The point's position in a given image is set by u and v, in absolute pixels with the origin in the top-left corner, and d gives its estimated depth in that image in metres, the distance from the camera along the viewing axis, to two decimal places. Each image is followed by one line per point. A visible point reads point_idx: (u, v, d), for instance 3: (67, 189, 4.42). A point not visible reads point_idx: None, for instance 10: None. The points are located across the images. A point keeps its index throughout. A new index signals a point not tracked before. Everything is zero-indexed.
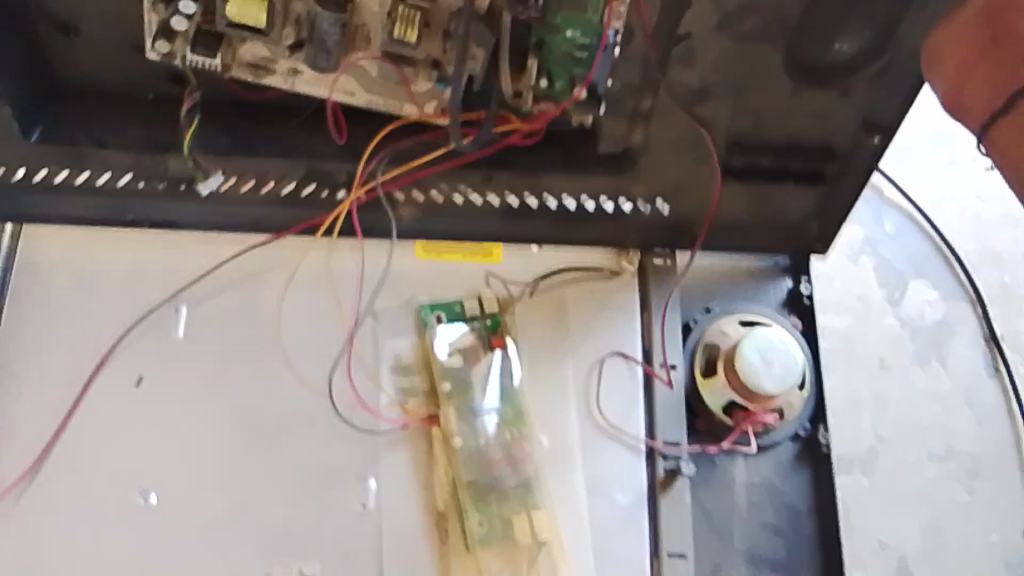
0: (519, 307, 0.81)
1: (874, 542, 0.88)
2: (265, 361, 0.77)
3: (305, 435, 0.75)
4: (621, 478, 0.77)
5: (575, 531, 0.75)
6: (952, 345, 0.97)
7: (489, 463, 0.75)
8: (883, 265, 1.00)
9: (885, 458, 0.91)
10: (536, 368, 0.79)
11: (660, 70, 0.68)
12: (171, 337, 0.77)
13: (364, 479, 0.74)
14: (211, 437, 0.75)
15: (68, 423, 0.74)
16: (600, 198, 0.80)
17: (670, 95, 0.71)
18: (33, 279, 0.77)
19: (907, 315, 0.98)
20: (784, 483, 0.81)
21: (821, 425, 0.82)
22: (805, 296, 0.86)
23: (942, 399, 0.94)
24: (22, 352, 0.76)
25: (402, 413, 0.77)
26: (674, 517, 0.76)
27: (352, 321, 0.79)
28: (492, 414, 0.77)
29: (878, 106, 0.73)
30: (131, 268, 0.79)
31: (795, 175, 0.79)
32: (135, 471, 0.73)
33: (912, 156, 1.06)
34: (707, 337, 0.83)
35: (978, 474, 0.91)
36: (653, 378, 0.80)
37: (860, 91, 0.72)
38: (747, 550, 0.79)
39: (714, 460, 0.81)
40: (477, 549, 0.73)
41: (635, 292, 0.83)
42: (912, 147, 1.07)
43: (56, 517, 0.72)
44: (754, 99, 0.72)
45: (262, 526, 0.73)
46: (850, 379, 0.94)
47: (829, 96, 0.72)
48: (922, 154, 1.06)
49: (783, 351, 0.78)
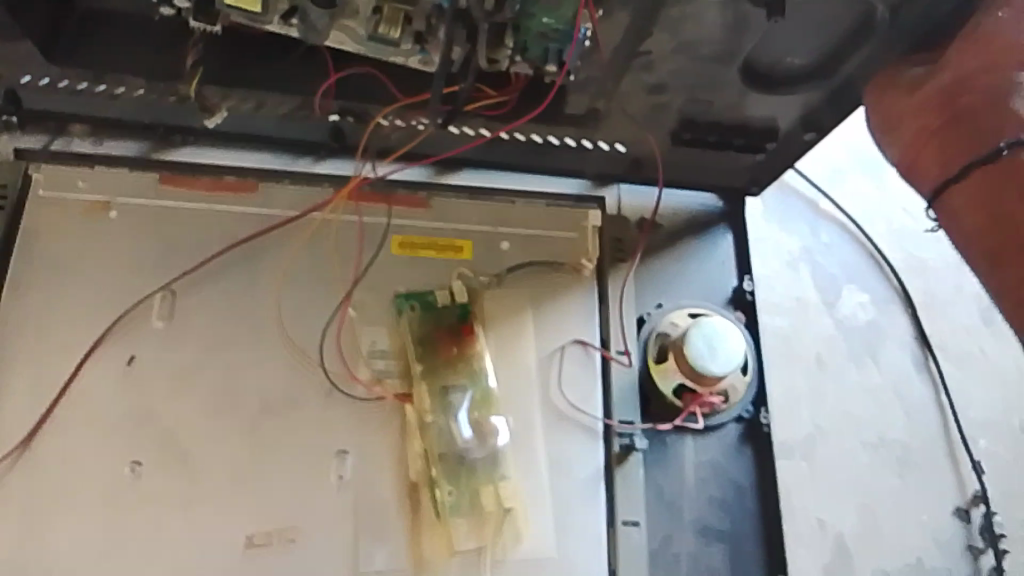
0: (487, 297, 0.88)
1: (813, 519, 0.95)
2: (249, 344, 0.82)
3: (286, 412, 0.81)
4: (580, 458, 0.83)
5: (536, 502, 0.81)
6: (885, 344, 1.05)
7: (458, 438, 0.81)
8: (818, 272, 1.08)
9: (823, 444, 0.99)
10: (501, 355, 0.86)
11: (622, 70, 0.76)
12: (155, 324, 0.82)
13: (341, 453, 0.80)
14: (198, 413, 0.79)
15: (63, 398, 0.78)
16: (564, 137, 0.89)
17: (633, 87, 0.79)
18: (31, 264, 0.82)
19: (841, 316, 1.06)
20: (728, 461, 0.88)
21: (762, 408, 0.89)
22: (748, 292, 0.94)
23: (874, 391, 1.02)
24: (19, 333, 0.80)
25: (378, 392, 0.82)
26: (628, 487, 0.84)
27: (331, 306, 0.85)
28: (460, 394, 0.83)
29: (812, 112, 0.83)
30: (124, 256, 0.84)
31: (737, 146, 0.90)
32: (126, 443, 0.78)
33: (843, 177, 1.14)
34: (659, 329, 0.90)
35: (909, 461, 0.99)
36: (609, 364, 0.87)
37: (800, 97, 0.80)
38: (695, 522, 0.86)
39: (666, 440, 0.88)
40: (446, 517, 0.79)
41: (591, 286, 0.90)
42: (842, 170, 1.14)
43: (49, 487, 0.76)
44: (705, 97, 0.81)
45: (245, 495, 0.78)
46: (788, 373, 1.02)
47: (774, 100, 0.81)
48: (853, 177, 1.14)
49: (728, 337, 0.85)
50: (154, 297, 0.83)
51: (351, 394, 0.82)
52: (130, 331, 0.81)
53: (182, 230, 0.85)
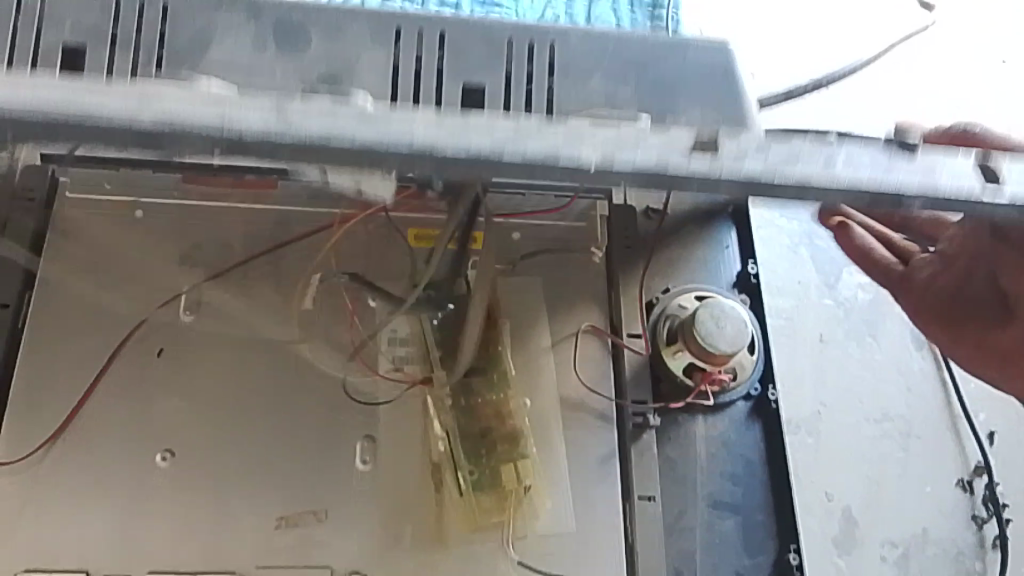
0: (502, 285, 0.91)
1: (821, 492, 0.98)
2: (274, 337, 0.85)
3: (311, 400, 0.84)
4: (595, 439, 0.86)
5: (554, 480, 0.84)
6: (886, 322, 1.08)
7: (477, 419, 0.83)
8: (818, 255, 1.11)
9: (827, 420, 1.02)
10: (517, 338, 0.89)
11: None
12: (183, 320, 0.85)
13: (364, 437, 0.83)
14: (227, 402, 0.82)
15: (95, 388, 0.81)
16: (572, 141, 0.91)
17: None
18: (61, 262, 0.85)
19: (843, 296, 1.09)
20: (737, 437, 0.91)
21: (769, 385, 0.93)
22: (752, 275, 0.97)
23: (876, 368, 1.05)
24: (53, 328, 0.83)
25: (399, 376, 0.86)
26: (643, 463, 0.87)
27: (351, 295, 0.88)
28: (478, 376, 0.85)
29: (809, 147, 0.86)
30: (151, 251, 0.87)
31: None
32: (158, 431, 0.81)
33: None
34: (668, 311, 0.93)
35: (911, 433, 1.02)
36: (621, 348, 0.90)
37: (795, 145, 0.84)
38: (707, 496, 0.89)
39: (677, 418, 0.91)
40: (468, 493, 0.81)
41: (601, 272, 0.93)
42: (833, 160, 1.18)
43: (84, 474, 0.79)
44: None
45: (274, 478, 0.80)
46: (791, 353, 1.05)
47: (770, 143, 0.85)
48: None
49: (735, 316, 0.89)
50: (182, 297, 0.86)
51: (372, 380, 0.85)
52: (158, 325, 0.84)
53: (206, 228, 0.89)
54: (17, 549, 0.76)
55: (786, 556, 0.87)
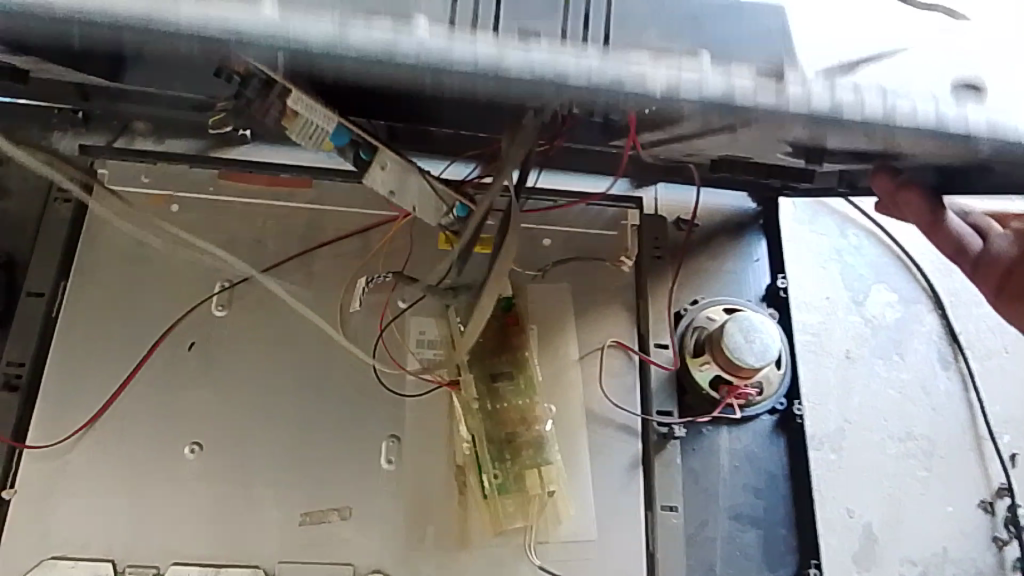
0: (531, 290, 0.91)
1: (843, 510, 0.98)
2: (304, 336, 0.86)
3: (338, 399, 0.84)
4: (619, 447, 0.87)
5: (578, 489, 0.84)
6: (912, 340, 1.08)
7: (503, 423, 0.83)
8: (847, 271, 1.11)
9: (851, 436, 1.02)
10: (545, 347, 0.89)
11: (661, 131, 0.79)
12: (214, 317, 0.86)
13: (390, 437, 0.83)
14: (256, 398, 0.83)
15: (128, 380, 0.82)
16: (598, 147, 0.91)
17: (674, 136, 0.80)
18: (97, 254, 0.86)
19: (870, 314, 1.09)
20: (761, 451, 0.91)
21: (795, 401, 0.92)
22: (781, 289, 0.97)
23: (901, 387, 1.05)
24: (89, 319, 0.84)
25: (428, 378, 0.86)
26: (666, 473, 0.86)
27: (382, 296, 0.89)
28: (504, 380, 0.85)
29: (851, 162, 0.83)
30: (186, 246, 0.88)
31: (776, 172, 0.90)
32: (188, 424, 0.81)
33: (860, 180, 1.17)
34: (696, 323, 0.93)
35: (935, 453, 1.02)
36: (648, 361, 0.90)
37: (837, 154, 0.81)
38: (730, 510, 0.89)
39: (701, 430, 0.91)
40: (494, 497, 0.81)
41: (631, 283, 0.93)
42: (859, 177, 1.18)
43: (114, 465, 0.79)
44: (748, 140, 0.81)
45: (302, 477, 0.81)
46: (817, 367, 1.05)
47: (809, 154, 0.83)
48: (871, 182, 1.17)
49: (763, 332, 0.87)
50: (217, 298, 0.86)
51: (401, 383, 0.86)
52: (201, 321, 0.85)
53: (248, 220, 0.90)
54: (47, 536, 0.77)
55: (807, 573, 0.87)
